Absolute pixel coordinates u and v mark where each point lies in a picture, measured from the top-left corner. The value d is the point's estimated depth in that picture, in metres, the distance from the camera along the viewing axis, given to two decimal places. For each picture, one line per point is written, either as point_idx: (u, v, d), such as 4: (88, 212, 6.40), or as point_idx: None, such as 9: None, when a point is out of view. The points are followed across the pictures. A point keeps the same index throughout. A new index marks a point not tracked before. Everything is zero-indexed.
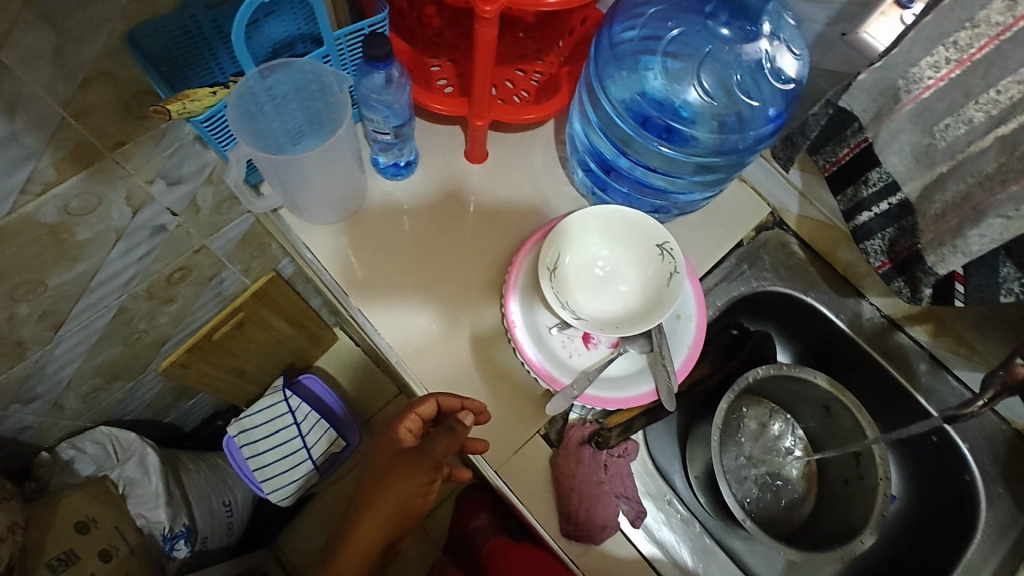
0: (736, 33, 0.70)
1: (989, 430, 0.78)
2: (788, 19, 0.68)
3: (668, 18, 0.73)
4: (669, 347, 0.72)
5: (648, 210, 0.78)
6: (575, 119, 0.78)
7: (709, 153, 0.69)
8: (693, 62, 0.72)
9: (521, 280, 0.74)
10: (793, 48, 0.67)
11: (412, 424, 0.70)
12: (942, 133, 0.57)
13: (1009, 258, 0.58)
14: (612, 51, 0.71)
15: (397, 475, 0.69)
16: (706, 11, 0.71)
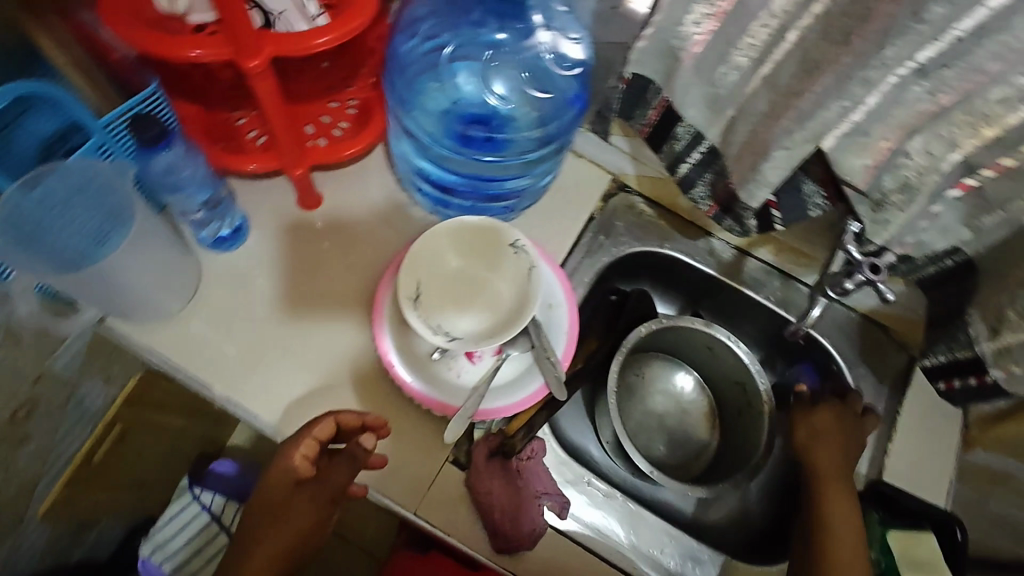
0: (512, 34, 0.75)
1: (842, 321, 0.87)
2: (558, 6, 0.69)
3: (442, 33, 0.75)
4: (548, 338, 0.74)
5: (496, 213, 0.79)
6: (397, 152, 0.78)
7: (533, 148, 0.74)
8: (489, 68, 0.75)
9: (387, 323, 0.72)
10: (570, 34, 0.70)
11: (308, 448, 0.65)
12: (722, 81, 0.61)
13: (807, 178, 0.64)
14: (405, 77, 0.73)
15: (291, 505, 0.68)
16: (476, 20, 0.75)
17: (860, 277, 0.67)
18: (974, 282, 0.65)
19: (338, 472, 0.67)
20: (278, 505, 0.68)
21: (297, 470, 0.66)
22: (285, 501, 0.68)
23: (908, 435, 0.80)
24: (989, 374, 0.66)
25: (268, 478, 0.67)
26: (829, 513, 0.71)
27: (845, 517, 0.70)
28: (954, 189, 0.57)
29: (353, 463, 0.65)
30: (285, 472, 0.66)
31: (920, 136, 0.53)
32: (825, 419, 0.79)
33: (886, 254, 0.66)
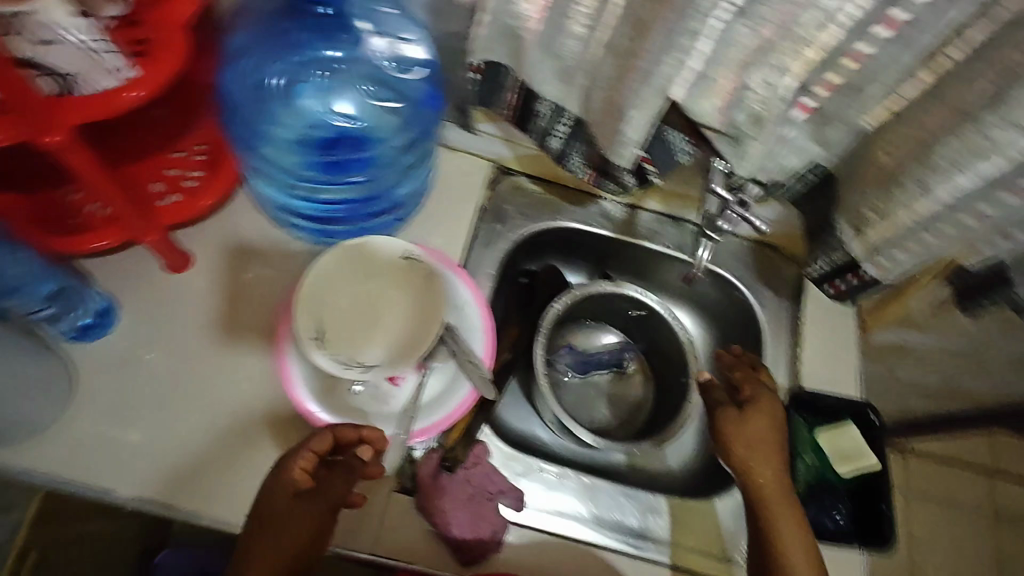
0: (346, 46, 0.71)
1: (735, 251, 0.91)
2: (384, 10, 0.68)
3: (269, 62, 0.70)
4: (464, 341, 0.73)
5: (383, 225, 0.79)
6: (257, 190, 0.75)
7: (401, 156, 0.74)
8: (333, 85, 0.72)
9: (299, 372, 0.68)
10: (405, 35, 0.69)
11: (307, 462, 0.60)
12: (566, 53, 0.61)
13: (670, 128, 0.66)
14: (247, 121, 0.69)
15: (281, 530, 0.59)
16: (300, 40, 0.70)
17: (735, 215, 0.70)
18: (835, 189, 0.71)
19: (337, 483, 0.61)
20: (264, 530, 0.59)
21: (295, 484, 0.60)
22: (271, 524, 0.59)
23: (813, 340, 0.86)
24: (863, 271, 0.70)
25: (260, 500, 0.60)
26: (783, 530, 0.66)
27: (798, 531, 0.66)
28: (798, 112, 0.61)
29: (351, 473, 0.62)
30: (280, 491, 0.59)
31: (755, 70, 0.56)
32: (758, 422, 0.73)
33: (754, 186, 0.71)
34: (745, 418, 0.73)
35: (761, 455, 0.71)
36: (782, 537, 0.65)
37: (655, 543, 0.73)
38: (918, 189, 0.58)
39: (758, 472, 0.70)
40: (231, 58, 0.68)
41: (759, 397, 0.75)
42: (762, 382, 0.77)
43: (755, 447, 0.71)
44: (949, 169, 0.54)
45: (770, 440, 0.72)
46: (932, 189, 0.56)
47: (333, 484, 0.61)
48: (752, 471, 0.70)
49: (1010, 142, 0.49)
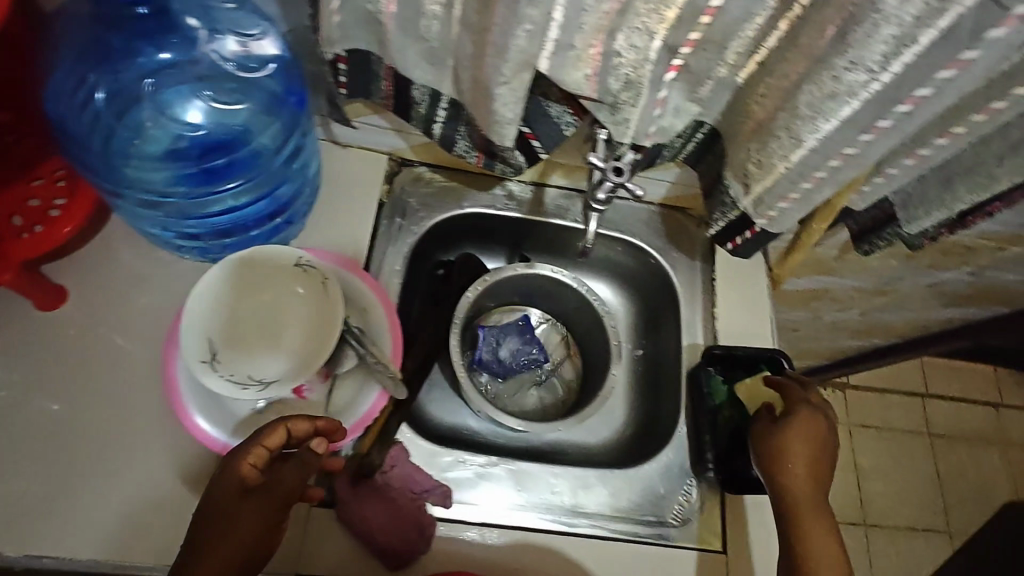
0: (184, 46, 0.67)
1: (645, 218, 0.91)
2: (221, 5, 0.65)
3: (101, 77, 0.65)
4: (369, 343, 0.70)
5: (276, 228, 0.75)
6: (133, 220, 0.69)
7: (276, 151, 0.70)
8: (186, 93, 0.68)
9: (191, 401, 0.64)
10: (249, 28, 0.66)
11: (257, 458, 0.57)
12: (429, 34, 0.59)
13: (549, 101, 0.65)
14: (96, 143, 0.65)
15: (233, 523, 0.56)
16: (131, 49, 0.65)
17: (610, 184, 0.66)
18: (723, 146, 0.71)
19: (290, 473, 0.59)
20: (215, 525, 0.56)
21: (247, 475, 0.57)
22: (223, 523, 0.56)
23: (727, 297, 0.87)
24: (755, 225, 0.70)
25: (207, 500, 0.57)
26: (818, 559, 0.61)
27: (835, 557, 0.62)
28: (669, 73, 0.60)
29: (304, 467, 0.60)
30: (228, 489, 0.57)
31: (620, 32, 0.56)
32: (797, 434, 0.68)
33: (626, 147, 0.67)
34: (782, 435, 0.69)
35: (802, 479, 0.66)
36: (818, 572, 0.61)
37: (586, 517, 0.74)
38: (789, 138, 0.58)
39: (794, 492, 0.65)
40: (56, 81, 0.62)
41: (809, 414, 0.70)
42: (803, 395, 0.72)
43: (798, 467, 0.66)
44: (812, 115, 0.54)
45: (811, 461, 0.67)
46: (801, 137, 0.56)
47: (285, 476, 0.59)
48: (789, 494, 0.65)
49: (859, 82, 0.49)
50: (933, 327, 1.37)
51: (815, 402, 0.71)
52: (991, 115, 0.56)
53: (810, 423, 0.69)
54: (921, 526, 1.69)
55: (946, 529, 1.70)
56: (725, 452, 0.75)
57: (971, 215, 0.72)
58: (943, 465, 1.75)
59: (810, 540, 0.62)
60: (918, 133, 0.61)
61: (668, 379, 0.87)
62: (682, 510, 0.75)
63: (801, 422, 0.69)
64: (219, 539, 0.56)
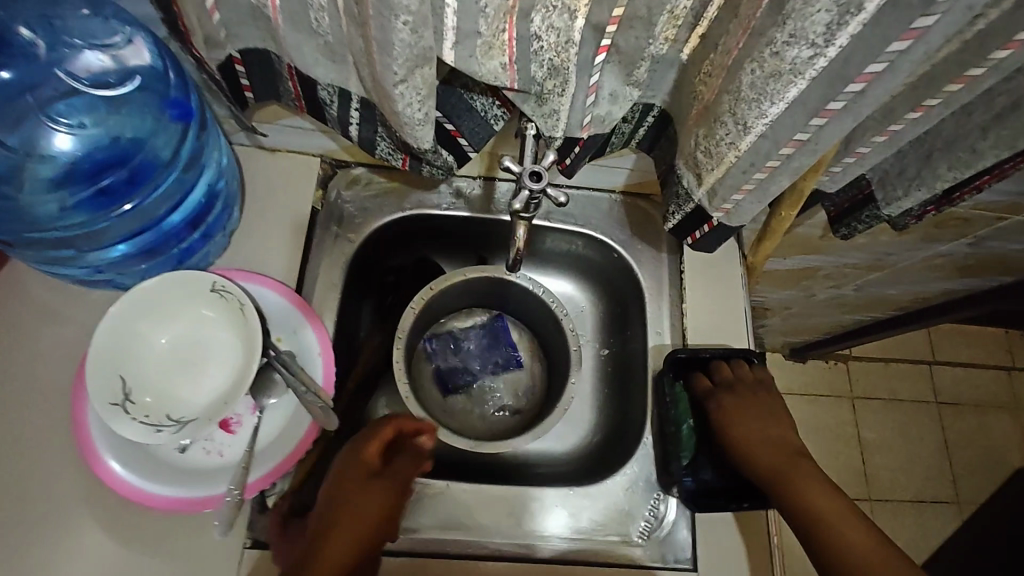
0: (39, 67, 0.60)
1: (607, 208, 0.84)
2: (67, 15, 0.57)
3: None
4: (299, 369, 0.66)
5: (195, 244, 0.67)
6: (42, 265, 0.64)
7: (170, 160, 0.62)
8: (48, 122, 0.61)
9: (106, 444, 0.60)
10: (101, 37, 0.58)
11: (376, 447, 0.65)
12: (322, 28, 0.52)
13: (472, 93, 0.59)
14: None
15: (350, 511, 0.60)
16: None
17: (526, 191, 0.58)
18: (675, 130, 0.64)
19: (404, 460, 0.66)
20: (348, 497, 0.61)
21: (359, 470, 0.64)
22: (343, 504, 0.61)
23: (696, 291, 0.80)
24: (712, 219, 0.63)
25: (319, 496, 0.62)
26: (820, 516, 0.63)
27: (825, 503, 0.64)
28: (599, 56, 0.52)
29: (415, 457, 0.67)
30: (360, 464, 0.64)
31: (535, 12, 0.48)
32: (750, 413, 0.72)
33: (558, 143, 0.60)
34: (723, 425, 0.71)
35: (762, 452, 0.69)
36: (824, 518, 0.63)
37: (537, 542, 0.70)
38: (735, 124, 0.50)
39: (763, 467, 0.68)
40: None
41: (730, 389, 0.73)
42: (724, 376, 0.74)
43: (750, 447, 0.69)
44: (756, 98, 0.47)
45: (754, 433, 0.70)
46: (748, 123, 0.49)
47: (398, 469, 0.65)
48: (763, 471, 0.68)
49: (803, 59, 0.41)
50: (936, 298, 1.29)
51: (735, 375, 0.74)
52: (968, 84, 0.49)
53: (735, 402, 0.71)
54: (929, 498, 1.63)
55: (955, 499, 1.64)
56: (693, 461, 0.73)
57: (958, 191, 0.64)
58: (952, 434, 1.68)
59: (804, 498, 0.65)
60: (887, 107, 0.54)
61: (635, 382, 0.81)
62: (648, 526, 0.71)
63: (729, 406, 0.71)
64: (349, 509, 0.60)
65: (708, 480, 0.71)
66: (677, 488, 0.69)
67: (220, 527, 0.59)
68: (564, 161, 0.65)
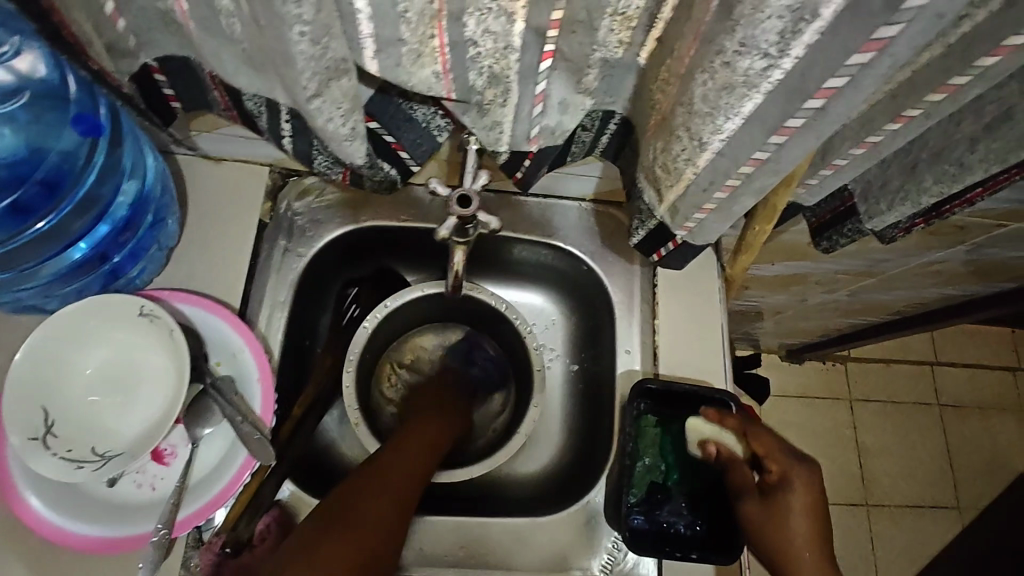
0: None
1: (576, 217, 0.79)
2: None
3: None
4: (237, 396, 0.62)
5: (125, 259, 0.63)
6: None
7: (83, 164, 0.58)
8: None
9: (25, 483, 0.56)
10: None
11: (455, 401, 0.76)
12: (236, 34, 0.47)
13: (411, 102, 0.53)
14: None
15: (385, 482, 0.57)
16: None
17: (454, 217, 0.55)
18: (637, 139, 0.59)
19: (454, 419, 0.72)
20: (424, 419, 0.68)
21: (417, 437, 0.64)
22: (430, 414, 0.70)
23: (669, 306, 0.75)
24: (676, 237, 0.58)
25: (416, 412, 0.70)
26: None
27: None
28: (545, 62, 0.47)
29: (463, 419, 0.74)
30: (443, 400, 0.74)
31: (467, 16, 0.43)
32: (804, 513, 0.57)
33: (503, 155, 0.56)
34: (778, 499, 0.58)
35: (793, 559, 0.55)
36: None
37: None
38: (691, 139, 0.45)
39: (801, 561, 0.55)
40: None
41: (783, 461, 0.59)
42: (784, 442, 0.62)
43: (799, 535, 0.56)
44: (711, 112, 0.42)
45: (814, 522, 0.57)
46: (704, 138, 0.44)
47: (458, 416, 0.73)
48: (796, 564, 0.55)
49: (757, 69, 0.36)
50: (935, 303, 1.23)
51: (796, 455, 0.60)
52: (950, 94, 0.43)
53: (813, 474, 0.58)
54: (929, 503, 1.58)
55: (956, 505, 1.59)
56: (646, 498, 0.67)
57: (948, 204, 0.59)
58: (953, 438, 1.63)
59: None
60: (865, 116, 0.48)
61: (605, 402, 0.77)
62: (613, 558, 0.67)
63: (802, 479, 0.58)
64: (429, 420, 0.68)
65: (662, 520, 0.66)
66: (624, 533, 0.64)
67: (145, 571, 0.55)
68: (516, 175, 0.61)
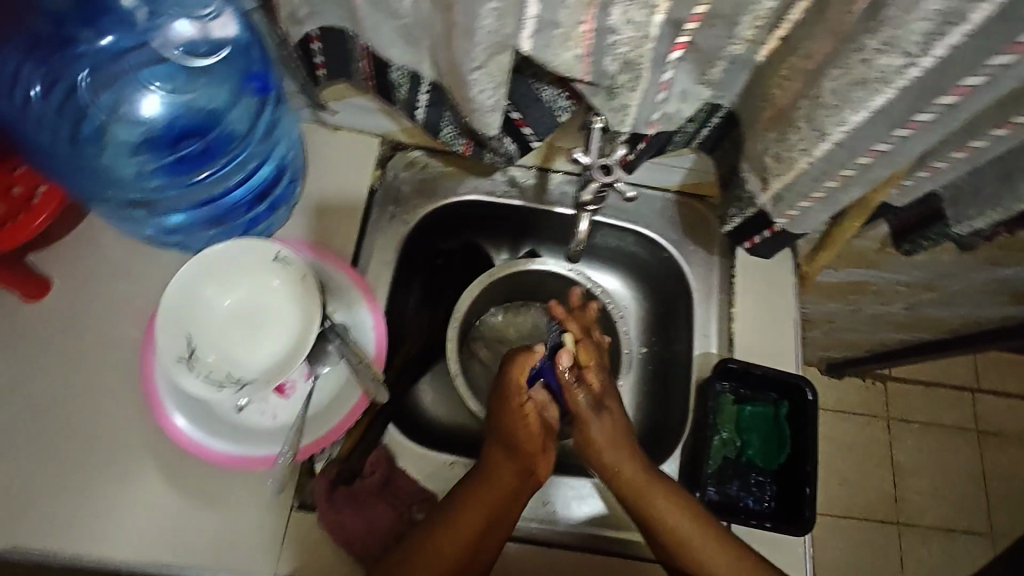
0: (124, 33, 0.61)
1: (660, 206, 0.84)
2: None
3: (39, 70, 0.60)
4: (354, 342, 0.67)
5: (255, 215, 0.71)
6: (118, 220, 0.68)
7: (248, 133, 0.66)
8: (122, 92, 0.63)
9: (168, 396, 0.64)
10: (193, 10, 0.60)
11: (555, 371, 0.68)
12: (400, 10, 0.53)
13: (541, 83, 0.58)
14: (66, 137, 0.62)
15: (454, 527, 0.61)
16: (71, 37, 0.60)
17: (596, 184, 0.60)
18: (742, 132, 0.63)
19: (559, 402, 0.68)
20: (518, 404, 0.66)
21: (501, 479, 0.64)
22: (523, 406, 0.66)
23: (747, 296, 0.79)
24: (776, 225, 0.63)
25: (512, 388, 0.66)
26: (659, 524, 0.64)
27: (684, 519, 0.63)
28: (675, 52, 0.51)
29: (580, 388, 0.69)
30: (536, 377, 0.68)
31: (613, 5, 0.47)
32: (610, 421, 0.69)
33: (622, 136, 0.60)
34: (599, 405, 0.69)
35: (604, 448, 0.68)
36: (690, 539, 0.63)
37: (578, 531, 0.70)
38: (812, 131, 0.50)
39: (621, 470, 0.67)
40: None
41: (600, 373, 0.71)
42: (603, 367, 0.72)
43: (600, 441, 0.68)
44: (838, 105, 0.46)
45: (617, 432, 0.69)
46: (826, 130, 0.48)
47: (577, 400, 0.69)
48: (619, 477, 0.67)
49: (895, 67, 0.41)
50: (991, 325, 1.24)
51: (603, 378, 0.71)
52: None
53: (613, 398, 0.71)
54: (960, 527, 1.58)
55: (992, 531, 1.58)
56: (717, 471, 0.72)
57: None
58: (993, 464, 1.62)
59: (659, 509, 0.64)
60: (974, 120, 0.52)
61: (677, 384, 0.81)
62: None
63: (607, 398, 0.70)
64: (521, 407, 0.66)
65: (732, 493, 0.73)
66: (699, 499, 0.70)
67: (274, 487, 0.64)
68: (629, 157, 0.66)
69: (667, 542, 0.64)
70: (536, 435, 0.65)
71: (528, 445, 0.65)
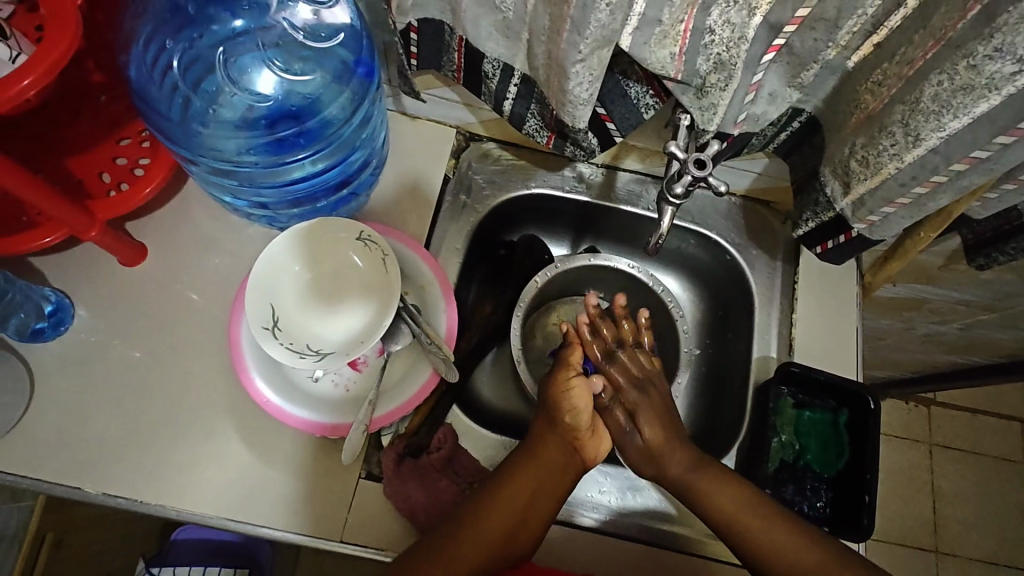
0: (250, 19, 0.67)
1: (724, 209, 0.85)
2: None
3: (169, 42, 0.64)
4: (427, 322, 0.70)
5: (338, 199, 0.75)
6: (214, 192, 0.71)
7: (344, 122, 0.69)
8: (235, 73, 0.67)
9: (254, 361, 0.67)
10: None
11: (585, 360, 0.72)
12: (504, 4, 0.55)
13: (629, 80, 0.61)
14: (177, 106, 0.65)
15: (511, 485, 0.64)
16: (202, 16, 0.66)
17: (688, 177, 0.62)
18: (822, 137, 0.64)
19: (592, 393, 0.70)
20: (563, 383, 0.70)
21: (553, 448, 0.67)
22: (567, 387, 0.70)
23: (809, 302, 0.80)
24: (852, 229, 0.64)
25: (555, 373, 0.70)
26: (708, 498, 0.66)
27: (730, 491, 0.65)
28: (769, 55, 0.53)
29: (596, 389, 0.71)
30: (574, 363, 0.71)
31: (715, 6, 0.49)
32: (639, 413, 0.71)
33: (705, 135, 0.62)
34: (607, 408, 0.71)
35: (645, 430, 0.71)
36: (750, 514, 0.63)
37: (633, 521, 0.72)
38: (905, 136, 0.50)
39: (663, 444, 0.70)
40: (136, 46, 0.63)
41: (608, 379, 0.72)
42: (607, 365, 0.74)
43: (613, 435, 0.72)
44: (938, 110, 0.47)
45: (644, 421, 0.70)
46: (921, 135, 0.49)
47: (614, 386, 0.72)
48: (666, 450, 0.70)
49: (1004, 74, 0.42)
50: None
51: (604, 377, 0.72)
52: None
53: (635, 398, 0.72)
54: (1004, 561, 1.47)
55: None
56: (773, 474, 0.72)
57: None
58: None
59: (705, 479, 0.66)
60: None
61: (732, 386, 0.82)
62: None
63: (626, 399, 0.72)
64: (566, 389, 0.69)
65: (787, 497, 0.72)
66: None
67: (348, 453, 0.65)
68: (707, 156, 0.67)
69: (711, 514, 0.65)
70: (583, 415, 0.68)
71: (574, 425, 0.68)
